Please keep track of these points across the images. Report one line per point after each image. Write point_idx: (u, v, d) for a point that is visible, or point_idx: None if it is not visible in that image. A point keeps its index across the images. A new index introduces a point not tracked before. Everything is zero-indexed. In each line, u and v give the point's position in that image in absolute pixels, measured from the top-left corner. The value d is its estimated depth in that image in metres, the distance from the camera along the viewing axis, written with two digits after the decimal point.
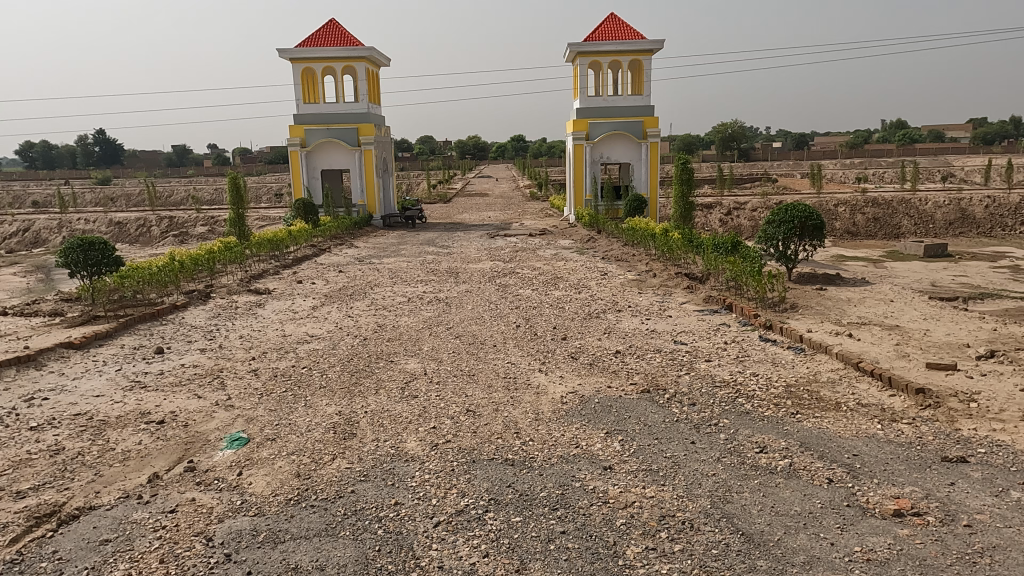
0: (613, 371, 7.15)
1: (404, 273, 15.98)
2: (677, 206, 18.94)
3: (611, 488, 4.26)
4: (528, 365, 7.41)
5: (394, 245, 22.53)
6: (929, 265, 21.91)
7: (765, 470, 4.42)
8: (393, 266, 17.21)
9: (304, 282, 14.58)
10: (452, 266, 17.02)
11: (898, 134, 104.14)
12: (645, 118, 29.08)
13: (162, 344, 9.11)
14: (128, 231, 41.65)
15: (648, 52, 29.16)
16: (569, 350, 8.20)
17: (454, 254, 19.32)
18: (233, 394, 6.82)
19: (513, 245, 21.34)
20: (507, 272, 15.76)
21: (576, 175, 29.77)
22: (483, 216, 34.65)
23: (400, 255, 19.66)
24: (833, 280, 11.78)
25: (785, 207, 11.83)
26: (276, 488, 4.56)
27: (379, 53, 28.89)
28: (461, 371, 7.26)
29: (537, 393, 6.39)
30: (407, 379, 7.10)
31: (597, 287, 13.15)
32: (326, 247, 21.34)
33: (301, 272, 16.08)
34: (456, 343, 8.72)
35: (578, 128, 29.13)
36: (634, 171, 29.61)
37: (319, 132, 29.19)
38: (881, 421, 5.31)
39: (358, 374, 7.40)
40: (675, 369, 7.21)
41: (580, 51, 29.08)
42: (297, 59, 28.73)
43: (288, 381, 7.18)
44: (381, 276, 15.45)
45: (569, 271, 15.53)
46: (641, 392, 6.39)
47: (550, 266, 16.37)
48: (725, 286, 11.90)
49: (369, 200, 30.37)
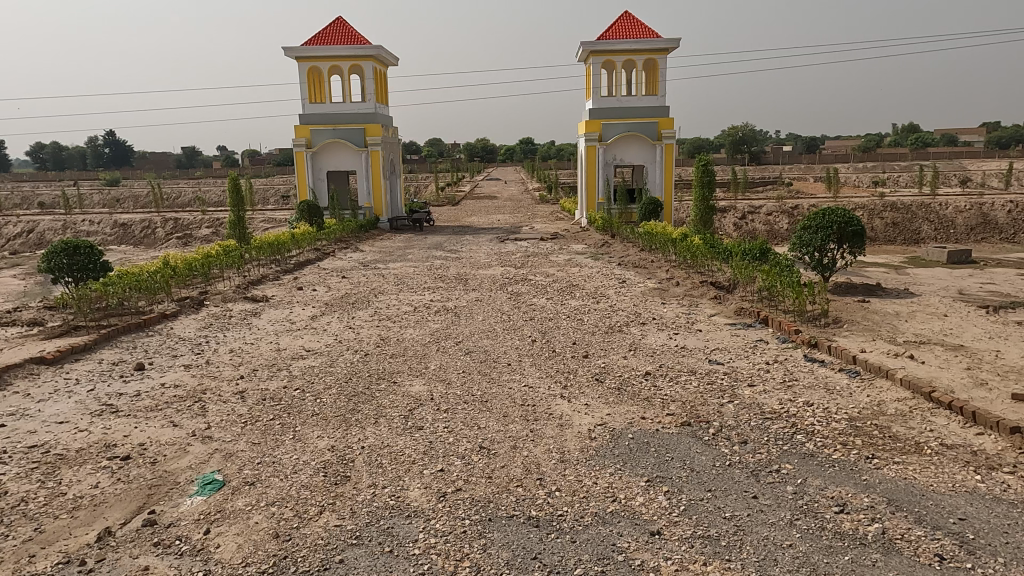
0: (645, 398, 6.28)
1: (410, 279, 15.17)
2: (697, 211, 18.01)
3: (664, 564, 3.40)
4: (548, 389, 6.56)
5: (400, 250, 21.75)
6: (955, 272, 20.93)
7: (853, 540, 3.55)
8: (399, 272, 16.45)
9: (305, 289, 13.81)
10: (462, 272, 16.24)
11: (910, 139, 102.89)
12: (660, 119, 28.35)
13: (144, 359, 8.32)
14: (134, 233, 41.36)
15: (663, 51, 28.44)
16: (593, 370, 7.37)
17: (462, 259, 18.50)
18: (213, 421, 6.01)
19: (524, 250, 20.54)
20: (519, 279, 14.96)
21: (589, 179, 29.14)
22: (492, 220, 33.87)
23: (407, 260, 18.88)
24: (873, 291, 10.83)
25: (823, 211, 10.94)
26: (248, 554, 3.73)
27: (386, 52, 28.36)
28: (472, 397, 6.42)
29: (560, 425, 5.53)
30: (412, 405, 6.26)
31: (617, 296, 12.31)
32: (330, 251, 20.61)
33: (302, 277, 15.32)
34: (466, 361, 7.90)
35: (591, 129, 28.52)
36: (649, 173, 28.85)
37: (325, 133, 28.60)
38: (978, 470, 4.42)
39: (357, 398, 6.58)
40: (716, 396, 6.37)
41: (593, 50, 28.42)
42: (303, 58, 28.22)
43: (278, 407, 6.34)
44: (386, 282, 14.70)
45: (585, 277, 14.73)
46: (680, 425, 5.55)
47: (563, 273, 15.55)
48: (756, 296, 11.01)
49: (376, 202, 29.65)
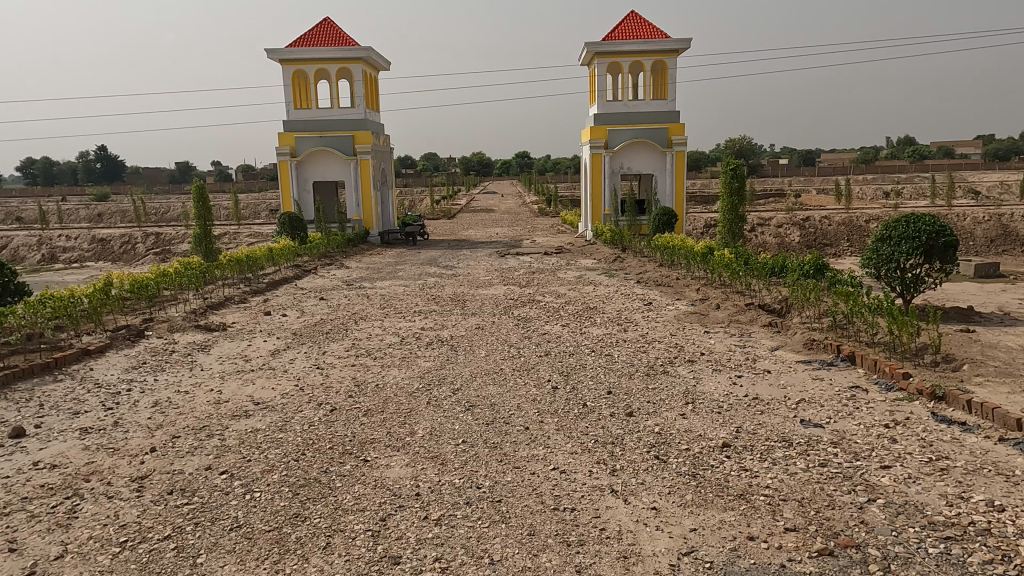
0: (740, 494, 4.17)
1: (399, 300, 13.11)
2: (725, 220, 15.92)
3: None
4: (592, 478, 4.45)
5: (390, 266, 19.67)
6: (992, 287, 19.03)
7: None
8: (386, 291, 14.37)
9: (273, 314, 11.70)
10: (459, 292, 14.14)
11: (907, 150, 101.92)
12: (670, 125, 26.52)
13: (30, 419, 6.16)
14: (112, 248, 39.24)
15: (672, 52, 26.64)
16: (645, 438, 5.26)
17: (459, 276, 16.46)
18: (76, 542, 3.87)
19: (528, 265, 18.48)
20: (525, 300, 12.90)
21: (594, 189, 27.14)
22: (490, 233, 31.80)
23: (396, 278, 16.82)
24: (966, 316, 8.78)
25: (907, 217, 8.85)
26: None
27: (377, 54, 26.51)
28: (478, 494, 4.29)
29: (625, 561, 3.42)
30: (389, 509, 4.14)
31: (647, 322, 10.23)
32: (312, 268, 18.55)
33: (273, 300, 13.24)
34: (466, 421, 5.79)
35: (596, 136, 26.64)
36: (658, 183, 26.94)
37: (311, 140, 26.62)
38: None
39: (309, 491, 4.46)
40: (844, 489, 4.27)
41: (598, 51, 26.60)
42: (288, 61, 26.35)
43: (185, 512, 4.21)
44: (370, 305, 12.63)
45: (602, 298, 12.68)
46: (817, 555, 3.45)
47: (576, 293, 13.52)
48: (822, 323, 8.96)
49: (366, 214, 27.60)
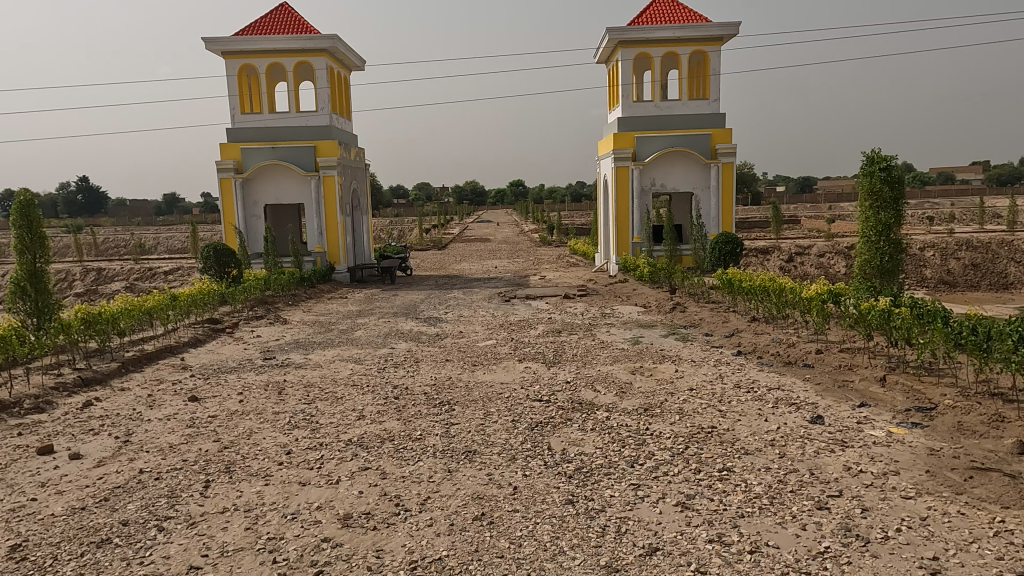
0: None
1: (335, 402, 7.20)
2: (863, 251, 9.99)
3: None
4: None
5: (350, 318, 13.82)
6: None
7: None
8: (322, 376, 8.49)
9: (62, 453, 5.72)
10: (445, 377, 8.23)
11: (916, 176, 97.55)
12: (715, 130, 20.89)
13: None
14: None
15: (715, 40, 21.07)
16: None
17: (448, 341, 10.60)
18: None
19: (548, 318, 12.63)
20: (567, 399, 6.99)
21: (619, 211, 21.35)
22: (487, 266, 26.03)
23: (351, 342, 10.96)
24: None
25: None
26: None
27: (343, 43, 20.79)
28: None
29: None
30: None
31: (883, 498, 4.30)
32: (230, 325, 12.63)
33: (102, 403, 7.28)
34: None
35: (622, 145, 21.05)
36: (702, 203, 21.24)
37: (261, 153, 20.88)
38: None
39: None
40: None
41: (622, 40, 20.97)
42: (232, 54, 20.69)
43: None
44: (276, 416, 6.72)
45: (708, 398, 6.79)
46: None
47: (649, 381, 7.65)
48: None
49: (331, 246, 21.58)
